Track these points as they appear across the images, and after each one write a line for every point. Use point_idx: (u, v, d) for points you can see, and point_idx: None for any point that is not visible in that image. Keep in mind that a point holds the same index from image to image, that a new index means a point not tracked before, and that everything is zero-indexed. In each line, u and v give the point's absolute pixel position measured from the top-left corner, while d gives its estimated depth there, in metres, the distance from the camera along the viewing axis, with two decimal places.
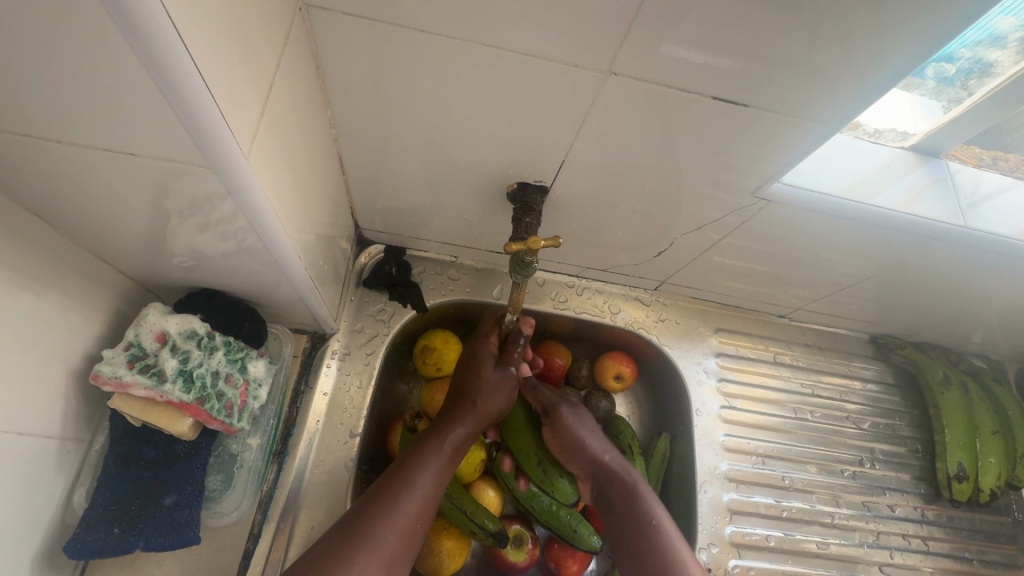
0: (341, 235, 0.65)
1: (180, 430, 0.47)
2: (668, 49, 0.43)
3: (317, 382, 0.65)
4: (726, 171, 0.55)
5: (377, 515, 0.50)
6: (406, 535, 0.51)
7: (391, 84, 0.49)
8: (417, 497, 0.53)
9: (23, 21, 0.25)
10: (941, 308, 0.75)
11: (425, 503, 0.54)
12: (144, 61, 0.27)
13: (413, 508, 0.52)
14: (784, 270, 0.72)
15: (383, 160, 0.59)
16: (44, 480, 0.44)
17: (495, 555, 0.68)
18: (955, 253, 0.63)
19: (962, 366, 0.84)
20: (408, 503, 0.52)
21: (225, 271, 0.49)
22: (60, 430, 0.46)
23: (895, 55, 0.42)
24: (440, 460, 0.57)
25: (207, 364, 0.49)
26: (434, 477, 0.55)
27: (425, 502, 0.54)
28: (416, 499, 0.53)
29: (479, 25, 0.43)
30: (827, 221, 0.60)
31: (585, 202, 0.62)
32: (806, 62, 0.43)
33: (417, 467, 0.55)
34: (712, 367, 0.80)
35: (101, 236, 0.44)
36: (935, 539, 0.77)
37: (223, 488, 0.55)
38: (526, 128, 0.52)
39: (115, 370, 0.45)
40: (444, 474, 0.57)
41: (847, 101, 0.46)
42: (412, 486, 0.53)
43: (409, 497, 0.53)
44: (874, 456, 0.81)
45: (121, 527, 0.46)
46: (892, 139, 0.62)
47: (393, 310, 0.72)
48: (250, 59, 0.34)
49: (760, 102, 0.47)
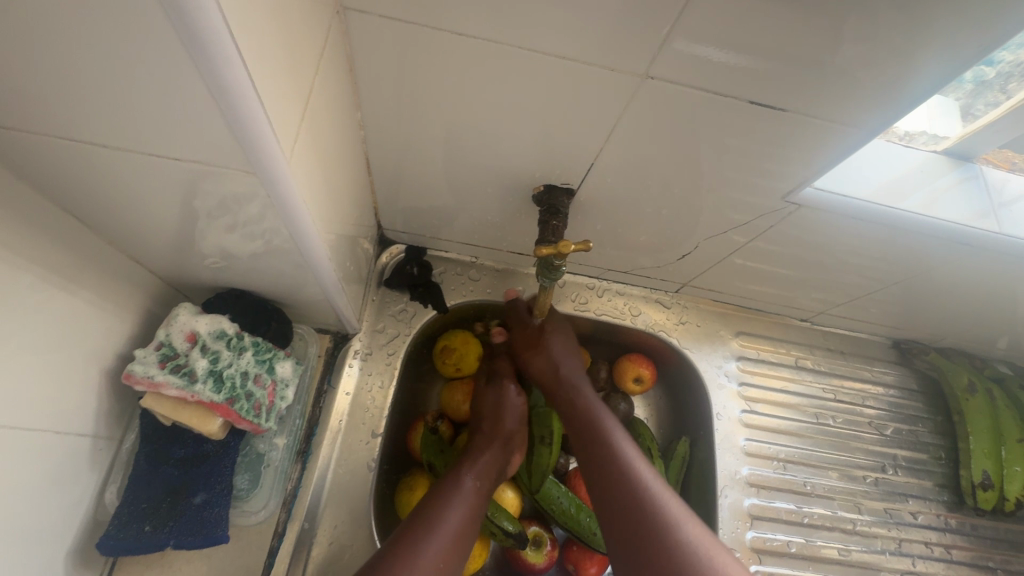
0: (365, 235, 0.65)
1: (210, 429, 0.48)
2: (706, 52, 0.43)
3: (340, 381, 0.65)
4: (757, 174, 0.55)
5: (402, 558, 0.48)
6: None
7: (422, 86, 0.49)
8: (444, 540, 0.51)
9: (76, 24, 0.25)
10: (968, 314, 0.74)
11: (454, 548, 0.51)
12: (198, 67, 0.27)
13: (443, 553, 0.50)
14: (809, 275, 0.71)
15: (410, 162, 0.59)
16: (77, 478, 0.45)
17: (514, 556, 0.69)
18: (986, 259, 0.62)
19: (987, 373, 0.82)
20: (434, 549, 0.50)
21: (254, 271, 0.49)
22: (93, 428, 0.46)
23: (941, 59, 0.41)
24: (466, 503, 0.55)
25: (237, 365, 0.49)
26: (461, 520, 0.54)
27: (455, 549, 0.51)
28: (444, 544, 0.51)
29: (514, 27, 0.42)
30: (857, 225, 0.59)
31: (610, 205, 0.62)
32: (846, 66, 0.42)
33: (444, 510, 0.53)
34: (733, 371, 0.79)
35: (137, 236, 0.44)
36: (958, 548, 0.76)
37: (250, 487, 0.55)
38: (555, 130, 0.52)
39: (147, 370, 0.45)
40: (473, 516, 0.55)
41: (887, 106, 0.45)
42: (440, 529, 0.52)
43: (436, 542, 0.50)
44: (897, 462, 0.80)
45: (152, 525, 0.46)
46: (924, 142, 0.61)
47: (414, 310, 0.72)
48: (293, 65, 0.34)
49: (797, 105, 0.46)
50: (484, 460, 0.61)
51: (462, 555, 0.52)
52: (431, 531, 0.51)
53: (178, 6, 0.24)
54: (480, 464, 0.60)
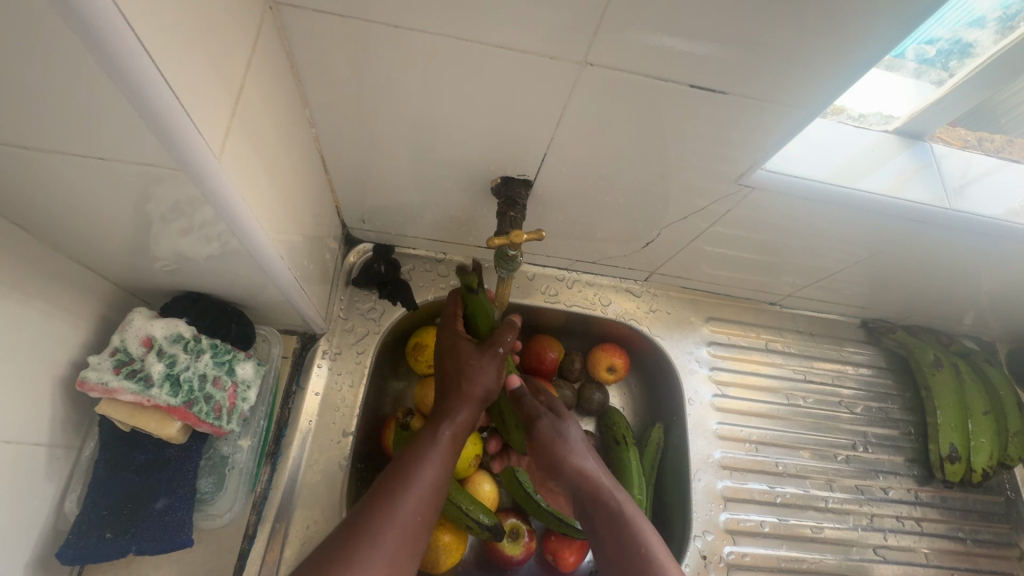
0: (328, 235, 0.65)
1: (169, 433, 0.48)
2: (644, 37, 0.43)
3: (308, 382, 0.65)
4: (711, 159, 0.55)
5: (382, 515, 0.47)
6: (414, 539, 0.48)
7: (369, 81, 0.49)
8: (418, 496, 0.51)
9: None
10: (931, 291, 0.76)
11: (428, 505, 0.51)
12: (107, 72, 0.27)
13: (417, 511, 0.50)
14: (773, 258, 0.72)
15: (367, 159, 0.59)
16: (34, 488, 0.44)
17: (492, 549, 0.69)
18: (941, 235, 0.63)
19: (953, 348, 0.84)
20: (412, 508, 0.49)
21: (208, 274, 0.49)
22: (49, 437, 0.46)
23: (874, 35, 0.42)
24: (442, 462, 0.55)
25: (194, 368, 0.49)
26: (436, 478, 0.54)
27: (430, 503, 0.51)
28: (419, 502, 0.50)
29: (453, 19, 0.42)
30: (813, 206, 0.60)
31: (570, 194, 0.62)
32: (784, 47, 0.43)
33: (417, 468, 0.53)
34: (704, 356, 0.80)
35: (82, 242, 0.43)
36: (929, 520, 0.78)
37: (215, 490, 0.55)
38: (507, 123, 0.52)
39: (101, 376, 0.45)
40: (445, 474, 0.55)
41: (827, 85, 0.46)
42: (415, 487, 0.51)
43: (412, 499, 0.50)
44: (868, 439, 0.81)
45: (113, 532, 0.46)
46: (875, 123, 0.61)
47: (383, 308, 0.72)
48: (216, 60, 0.34)
49: (738, 89, 0.47)
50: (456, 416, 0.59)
51: (433, 512, 0.52)
52: (406, 488, 0.51)
53: (74, 8, 0.24)
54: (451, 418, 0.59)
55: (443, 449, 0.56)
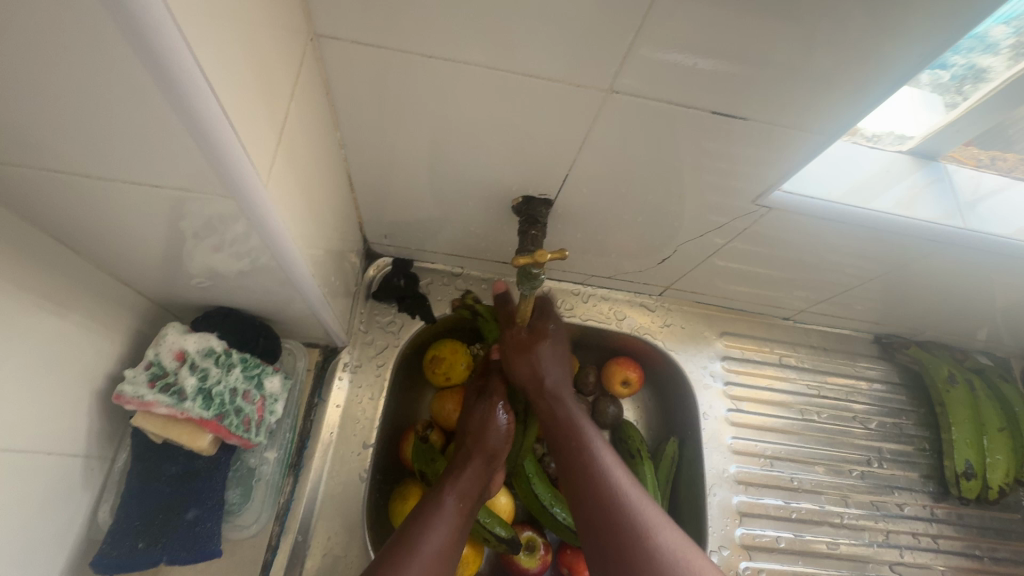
0: (350, 250, 0.67)
1: (200, 446, 0.48)
2: (667, 66, 0.44)
3: (330, 395, 0.65)
4: (728, 179, 0.56)
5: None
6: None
7: (398, 104, 0.50)
8: (429, 557, 0.51)
9: (59, 62, 0.26)
10: (945, 307, 0.76)
11: (436, 572, 0.51)
12: (172, 104, 0.28)
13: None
14: (787, 274, 0.73)
15: (392, 178, 0.60)
16: (70, 498, 0.46)
17: (508, 561, 0.70)
18: (956, 253, 0.64)
19: (967, 364, 0.84)
20: (419, 572, 0.50)
21: (240, 289, 0.51)
22: (86, 448, 0.47)
23: (892, 62, 0.43)
24: (450, 526, 0.55)
25: (225, 381, 0.50)
26: (445, 542, 0.54)
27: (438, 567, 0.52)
28: (427, 568, 0.51)
29: (483, 46, 0.44)
30: (829, 225, 0.61)
31: (589, 212, 0.64)
32: (802, 73, 0.44)
33: (426, 534, 0.53)
34: (718, 371, 0.81)
35: (123, 260, 0.45)
36: (945, 537, 0.78)
37: (242, 502, 0.56)
38: (531, 143, 0.53)
39: (137, 390, 0.46)
40: (454, 538, 0.55)
41: (844, 109, 0.47)
42: (422, 551, 0.51)
43: (422, 559, 0.51)
44: (883, 455, 0.81)
45: (145, 542, 0.47)
46: (890, 142, 0.63)
47: (402, 322, 0.73)
48: (266, 92, 0.36)
49: (757, 112, 0.48)
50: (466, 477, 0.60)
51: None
52: (415, 552, 0.51)
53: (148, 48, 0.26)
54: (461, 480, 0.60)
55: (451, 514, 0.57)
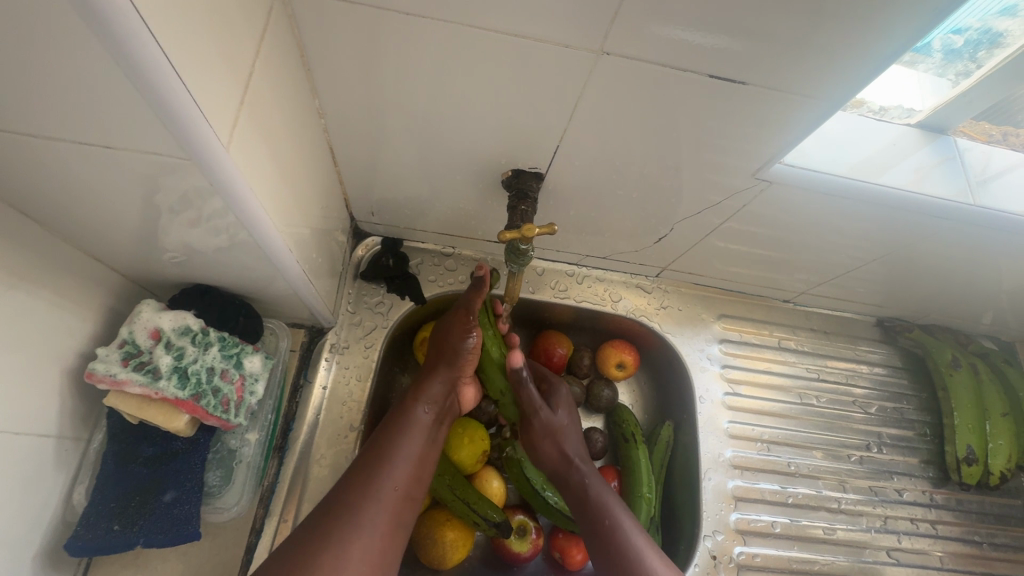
0: (336, 228, 0.65)
1: (176, 426, 0.47)
2: (663, 26, 0.41)
3: (317, 375, 0.64)
4: (728, 153, 0.54)
5: (362, 494, 0.49)
6: (397, 514, 0.50)
7: (379, 70, 0.48)
8: (402, 470, 0.52)
9: None
10: (950, 290, 0.74)
11: (411, 480, 0.53)
12: (116, 59, 0.26)
13: (399, 484, 0.51)
14: (788, 254, 0.70)
15: (377, 151, 0.58)
16: (43, 480, 0.44)
17: (499, 545, 0.68)
18: (963, 232, 0.62)
19: (971, 348, 0.83)
20: (394, 481, 0.51)
21: (216, 266, 0.49)
22: (57, 429, 0.46)
23: (902, 22, 0.40)
24: (423, 435, 0.55)
25: (202, 360, 0.49)
26: (418, 451, 0.54)
27: (412, 477, 0.53)
28: (400, 476, 0.51)
29: (466, 7, 0.41)
30: (831, 202, 0.59)
31: (582, 189, 0.61)
32: (808, 36, 0.42)
33: (396, 446, 0.53)
34: (716, 354, 0.79)
35: (89, 234, 0.43)
36: (944, 523, 0.76)
37: (223, 484, 0.54)
38: (520, 114, 0.51)
39: (109, 368, 0.44)
40: (428, 446, 0.55)
41: (851, 75, 0.44)
42: (395, 462, 0.52)
43: (393, 474, 0.51)
44: (882, 440, 0.80)
45: (121, 524, 0.46)
46: (897, 117, 0.60)
47: (391, 302, 0.71)
48: (225, 45, 0.33)
49: (759, 80, 0.45)
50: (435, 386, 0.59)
51: (418, 485, 0.53)
52: (387, 462, 0.51)
53: None
54: (430, 390, 0.58)
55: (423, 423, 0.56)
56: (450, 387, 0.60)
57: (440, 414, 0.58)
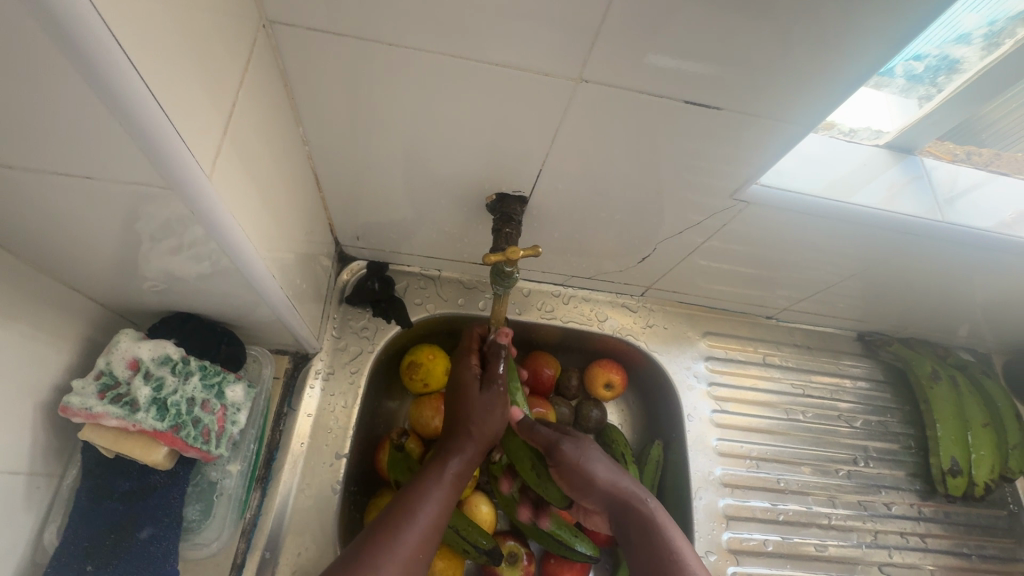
0: (320, 253, 0.64)
1: (156, 459, 0.46)
2: (639, 54, 0.43)
3: (300, 403, 0.63)
4: (706, 175, 0.55)
5: (377, 552, 0.48)
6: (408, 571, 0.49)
7: (362, 99, 0.48)
8: (419, 530, 0.51)
9: None
10: (926, 303, 0.76)
11: (428, 538, 0.52)
12: (100, 96, 0.27)
13: (415, 543, 0.51)
14: (768, 272, 0.72)
15: (361, 177, 0.58)
16: (10, 520, 0.42)
17: (490, 573, 0.67)
18: (936, 247, 0.63)
19: (949, 360, 0.84)
20: (407, 542, 0.50)
21: (198, 293, 0.48)
22: (28, 466, 0.44)
23: (864, 51, 0.42)
24: (446, 492, 0.55)
25: (183, 391, 0.47)
26: (439, 511, 0.54)
27: (428, 537, 0.52)
28: (417, 535, 0.51)
29: (447, 37, 0.42)
30: (808, 220, 0.60)
31: (565, 211, 0.62)
32: (775, 64, 0.43)
33: (420, 505, 0.53)
34: (702, 372, 0.79)
35: (67, 264, 0.42)
36: (933, 536, 0.77)
37: (202, 519, 0.53)
38: (503, 140, 0.52)
39: (85, 402, 0.43)
40: (446, 507, 0.55)
41: (817, 100, 0.46)
42: (416, 519, 0.52)
43: (411, 535, 0.51)
44: (868, 454, 0.80)
45: (94, 564, 0.43)
46: (867, 137, 0.62)
47: (376, 326, 0.71)
48: (208, 76, 0.34)
49: (732, 105, 0.47)
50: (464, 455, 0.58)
51: (431, 547, 0.52)
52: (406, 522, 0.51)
53: (65, 37, 0.24)
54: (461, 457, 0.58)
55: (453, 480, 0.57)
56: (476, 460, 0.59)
57: (468, 473, 0.59)
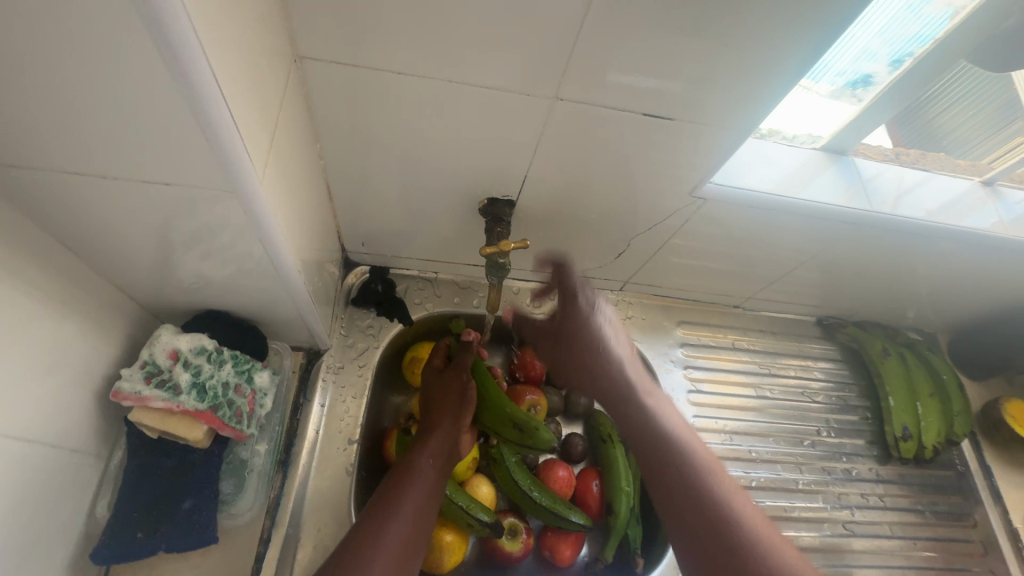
0: (329, 258, 0.71)
1: (196, 437, 0.51)
2: (606, 75, 0.52)
3: (315, 394, 0.69)
4: (669, 176, 0.64)
5: (371, 541, 0.51)
6: (402, 560, 0.51)
7: (371, 118, 0.56)
8: (406, 519, 0.54)
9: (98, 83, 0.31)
10: (872, 287, 0.85)
11: (416, 528, 0.54)
12: (196, 118, 0.33)
13: (404, 532, 0.53)
14: (731, 264, 0.80)
15: (367, 188, 0.65)
16: (68, 494, 0.47)
17: (492, 547, 0.73)
18: (872, 235, 0.73)
19: (899, 340, 0.94)
20: (398, 531, 0.53)
21: (229, 291, 0.54)
22: (83, 446, 0.49)
23: (786, 67, 0.52)
24: (426, 480, 0.58)
25: (218, 376, 0.53)
26: (422, 498, 0.57)
27: (416, 527, 0.54)
28: (405, 525, 0.53)
29: (445, 64, 0.50)
30: (760, 214, 0.69)
31: (549, 213, 0.70)
32: (717, 79, 0.52)
33: (403, 495, 0.56)
34: (678, 357, 0.87)
35: (120, 266, 0.48)
36: (891, 495, 0.85)
37: (236, 492, 0.59)
38: (493, 150, 0.60)
39: (134, 386, 0.49)
40: (431, 495, 0.58)
41: (755, 107, 0.55)
42: (402, 509, 0.55)
43: (399, 524, 0.53)
44: (830, 424, 0.88)
45: (144, 532, 0.49)
46: (806, 141, 0.72)
47: (380, 324, 0.78)
48: (261, 100, 0.40)
49: (686, 115, 0.56)
50: (436, 440, 0.63)
51: (424, 531, 0.55)
52: (392, 513, 0.54)
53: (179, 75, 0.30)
54: (433, 443, 0.63)
55: (430, 470, 0.60)
56: (451, 443, 0.64)
57: (444, 462, 0.62)
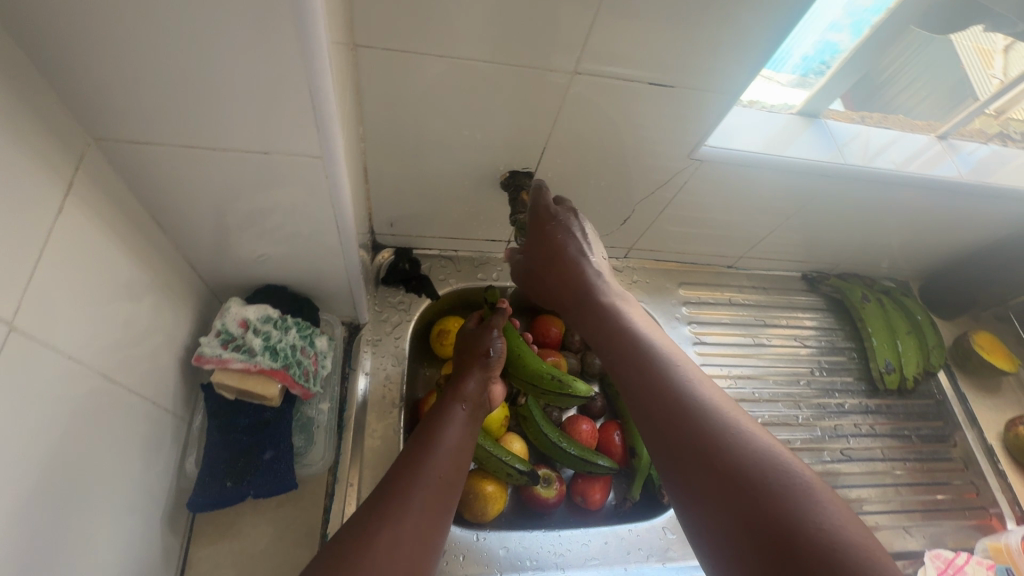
0: (364, 238, 0.77)
1: (270, 394, 0.56)
2: (617, 50, 0.59)
3: (358, 363, 0.75)
4: (669, 142, 0.71)
5: (413, 472, 0.53)
6: (441, 491, 0.53)
7: (409, 102, 0.63)
8: (444, 455, 0.57)
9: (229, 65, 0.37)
10: (849, 239, 0.95)
11: (453, 464, 0.57)
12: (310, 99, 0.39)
13: (443, 467, 0.56)
14: (725, 224, 0.89)
15: (399, 170, 0.72)
16: (163, 448, 0.53)
17: (529, 495, 0.79)
18: (847, 187, 0.82)
19: (876, 288, 1.04)
20: (437, 465, 0.55)
21: (289, 264, 0.60)
22: (171, 407, 0.54)
23: (770, 35, 0.60)
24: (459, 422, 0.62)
25: (285, 340, 0.59)
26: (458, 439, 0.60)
27: (453, 463, 0.57)
28: (442, 460, 0.56)
29: (477, 46, 0.57)
30: (749, 172, 0.77)
31: (562, 185, 0.77)
32: (713, 48, 0.61)
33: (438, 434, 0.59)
34: (682, 314, 0.95)
35: (200, 241, 0.54)
36: (880, 423, 0.94)
37: (307, 444, 0.64)
38: (515, 126, 0.67)
39: (214, 350, 0.55)
40: (466, 436, 0.61)
41: (745, 73, 0.64)
42: (441, 445, 0.58)
43: (438, 459, 0.56)
44: (821, 365, 0.97)
45: (231, 482, 0.55)
46: (783, 109, 0.80)
47: (410, 300, 0.83)
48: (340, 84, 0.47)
49: (687, 82, 0.64)
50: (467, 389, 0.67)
51: (461, 468, 0.58)
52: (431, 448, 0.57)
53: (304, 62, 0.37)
54: (463, 392, 0.67)
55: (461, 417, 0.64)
56: (481, 390, 0.68)
57: (474, 410, 0.66)
